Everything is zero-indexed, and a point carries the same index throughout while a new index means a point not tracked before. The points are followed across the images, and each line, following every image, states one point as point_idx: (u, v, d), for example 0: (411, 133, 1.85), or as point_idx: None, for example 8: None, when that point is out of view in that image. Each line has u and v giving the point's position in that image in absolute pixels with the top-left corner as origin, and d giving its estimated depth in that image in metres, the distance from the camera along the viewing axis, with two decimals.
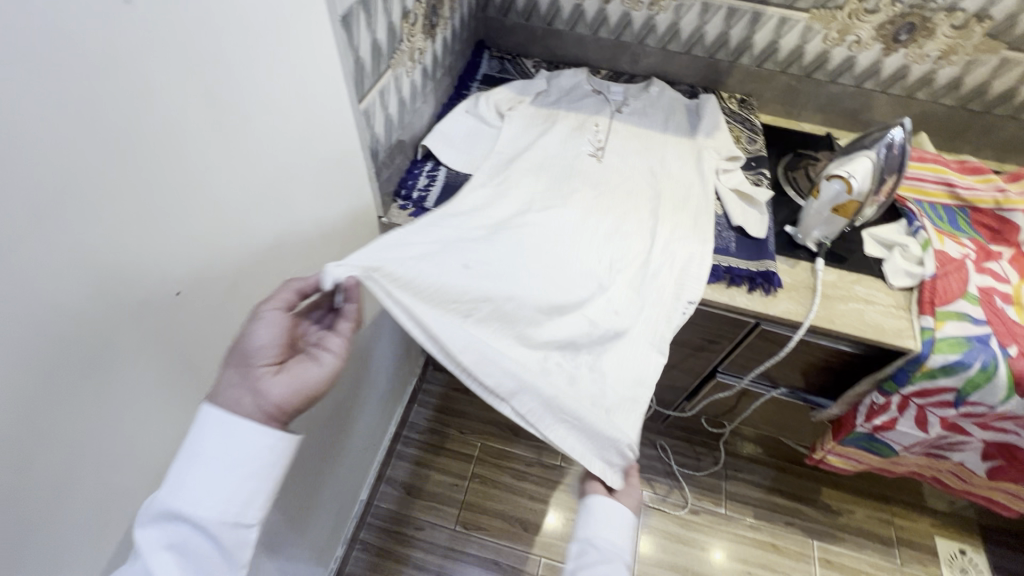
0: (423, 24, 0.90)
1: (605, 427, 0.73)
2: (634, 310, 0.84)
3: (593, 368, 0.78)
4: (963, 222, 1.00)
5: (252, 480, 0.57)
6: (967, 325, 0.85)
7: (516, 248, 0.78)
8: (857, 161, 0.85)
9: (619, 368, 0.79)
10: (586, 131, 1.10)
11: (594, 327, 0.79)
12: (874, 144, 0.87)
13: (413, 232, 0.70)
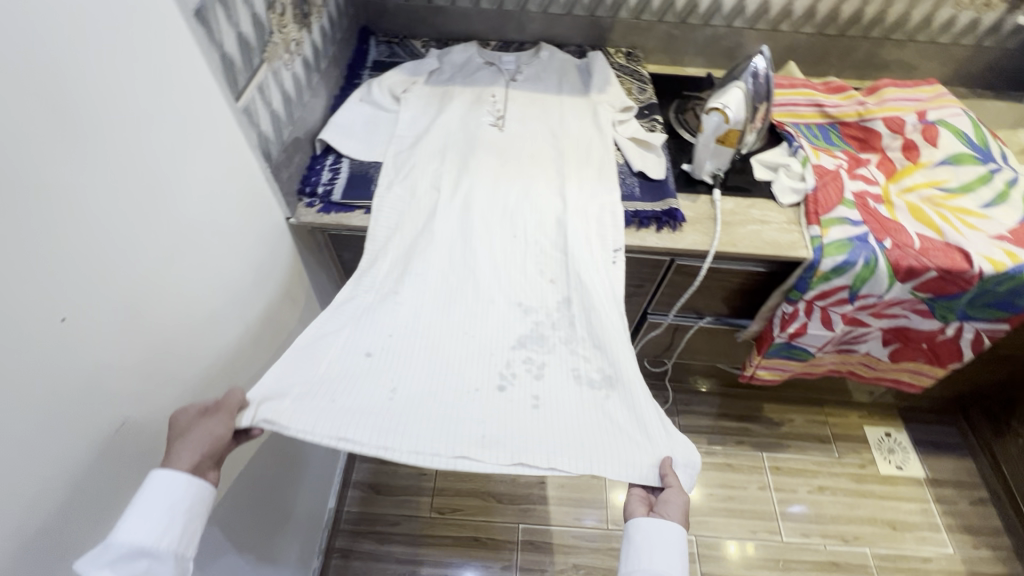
0: (294, 14, 0.88)
1: (609, 413, 0.69)
2: (571, 273, 0.86)
3: (567, 345, 0.77)
4: (834, 137, 1.11)
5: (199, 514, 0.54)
6: (848, 228, 0.94)
7: (430, 303, 0.81)
8: (728, 93, 0.92)
9: (593, 329, 0.78)
10: (484, 103, 1.11)
11: (527, 348, 0.76)
12: (742, 76, 0.94)
13: (320, 335, 0.74)
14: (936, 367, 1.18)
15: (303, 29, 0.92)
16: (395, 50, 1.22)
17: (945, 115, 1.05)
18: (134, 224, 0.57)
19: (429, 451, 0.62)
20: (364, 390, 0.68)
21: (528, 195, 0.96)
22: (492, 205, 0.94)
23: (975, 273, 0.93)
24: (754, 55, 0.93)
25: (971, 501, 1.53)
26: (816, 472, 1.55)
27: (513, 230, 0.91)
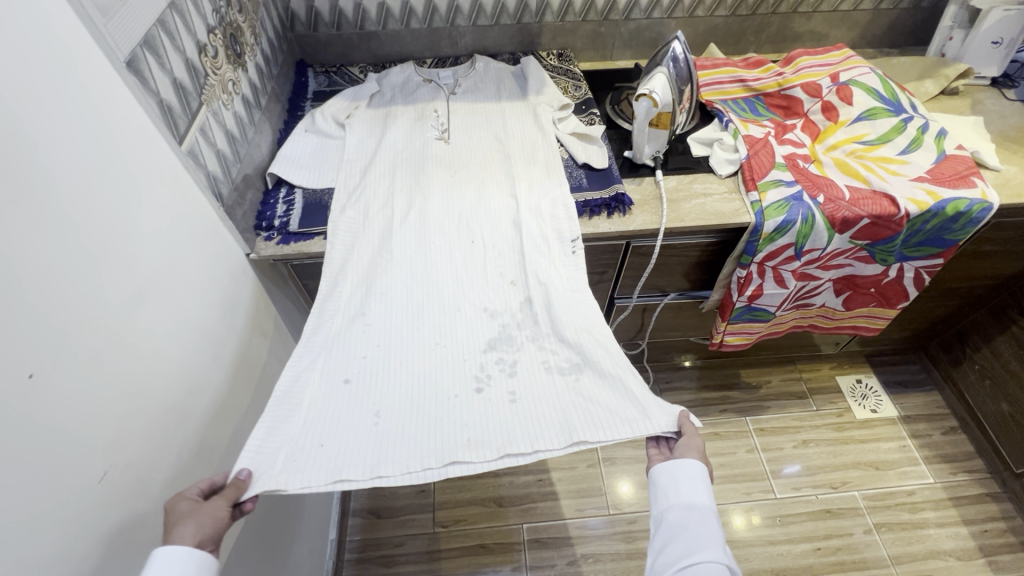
0: (226, 55, 0.89)
1: (584, 393, 0.72)
2: (526, 267, 0.89)
3: (535, 337, 0.80)
4: (760, 108, 1.18)
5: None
6: (783, 189, 1.01)
7: (400, 321, 0.82)
8: (654, 80, 0.97)
9: (556, 316, 0.82)
10: (427, 119, 1.14)
11: (498, 348, 0.79)
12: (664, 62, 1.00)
13: (296, 376, 0.74)
14: (887, 309, 1.25)
15: (238, 68, 0.94)
16: (334, 79, 1.25)
17: (855, 75, 1.13)
18: (93, 274, 0.58)
19: (420, 467, 0.64)
20: (348, 422, 0.69)
21: (479, 202, 0.99)
22: (445, 217, 0.97)
23: (903, 215, 1.01)
24: (670, 42, 0.99)
25: (943, 431, 1.61)
26: (798, 427, 1.62)
27: (468, 236, 0.94)
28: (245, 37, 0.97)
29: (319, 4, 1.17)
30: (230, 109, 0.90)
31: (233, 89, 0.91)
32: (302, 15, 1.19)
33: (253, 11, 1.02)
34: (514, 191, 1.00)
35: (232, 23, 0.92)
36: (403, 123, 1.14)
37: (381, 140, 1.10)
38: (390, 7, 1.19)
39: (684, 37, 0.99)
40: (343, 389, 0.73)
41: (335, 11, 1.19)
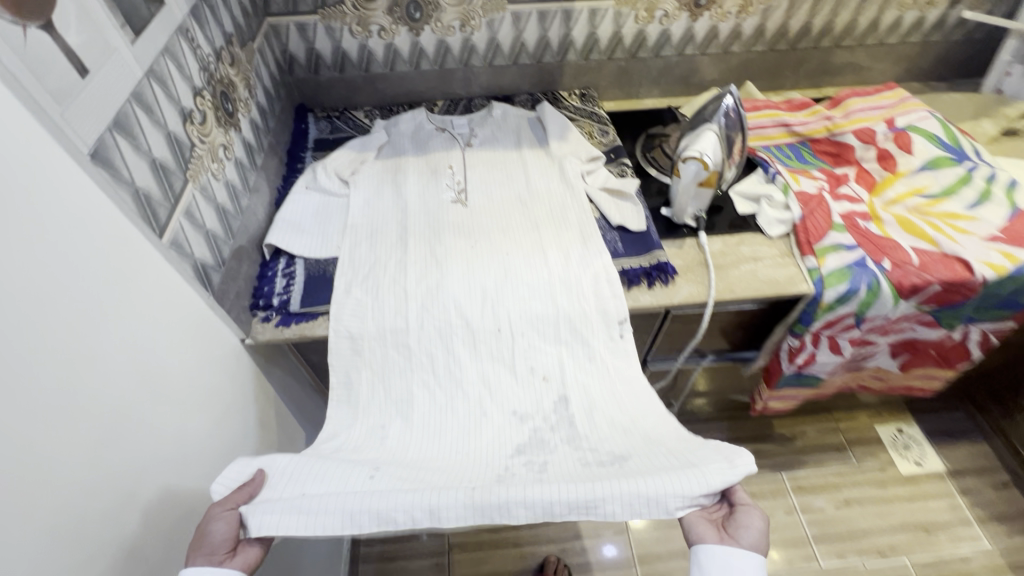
0: (215, 118, 0.78)
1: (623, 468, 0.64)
2: (564, 372, 0.81)
3: (571, 441, 0.73)
4: (807, 156, 1.07)
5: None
6: (844, 254, 0.90)
7: (425, 435, 0.75)
8: (701, 138, 0.87)
9: (592, 425, 0.74)
10: (442, 176, 1.05)
11: (528, 454, 0.71)
12: (714, 117, 0.89)
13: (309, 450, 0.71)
14: (945, 370, 1.14)
15: (231, 131, 0.82)
16: (337, 125, 1.14)
17: (913, 120, 1.02)
18: (54, 423, 0.45)
19: (407, 511, 0.58)
20: (342, 476, 0.64)
21: (506, 270, 0.89)
22: (464, 286, 0.87)
23: (979, 280, 0.90)
24: (723, 96, 0.88)
25: (995, 487, 1.50)
26: (838, 485, 1.50)
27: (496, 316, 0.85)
28: (239, 93, 0.86)
29: (320, 46, 1.06)
30: (223, 179, 0.78)
31: (224, 157, 0.80)
32: (302, 58, 1.08)
33: (248, 62, 0.91)
34: (549, 259, 0.90)
35: (223, 80, 0.81)
36: (414, 181, 1.04)
37: (390, 203, 1.00)
38: (397, 48, 1.08)
39: (737, 90, 0.88)
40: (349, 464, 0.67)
41: (338, 53, 1.08)
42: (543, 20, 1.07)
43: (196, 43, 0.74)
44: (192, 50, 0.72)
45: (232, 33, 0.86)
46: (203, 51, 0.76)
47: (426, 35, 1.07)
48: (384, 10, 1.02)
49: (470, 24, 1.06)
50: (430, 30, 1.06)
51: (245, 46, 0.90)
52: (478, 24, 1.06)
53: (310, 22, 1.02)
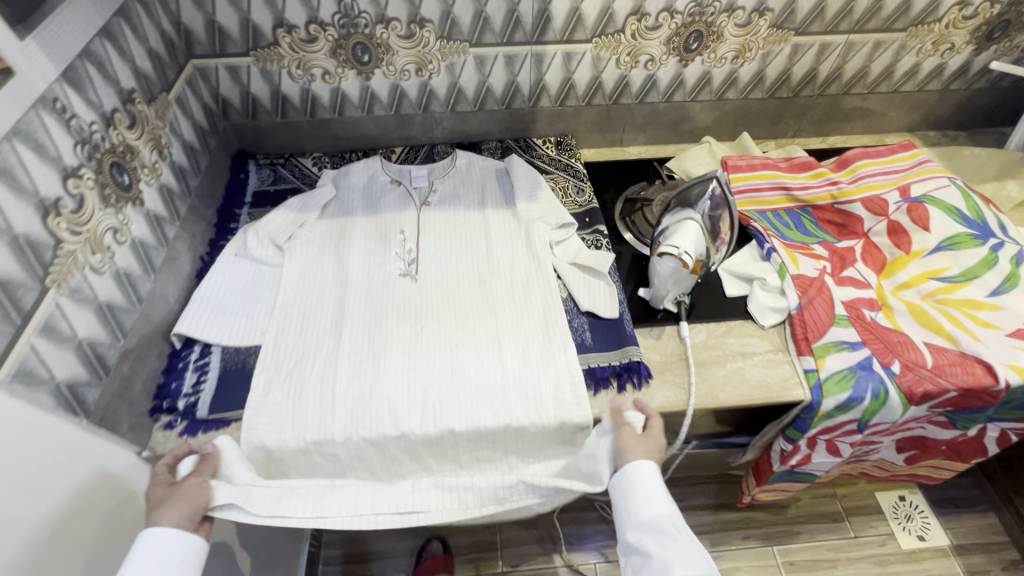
0: (99, 199, 0.65)
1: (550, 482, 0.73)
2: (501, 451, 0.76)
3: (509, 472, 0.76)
4: (807, 225, 0.94)
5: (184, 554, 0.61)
6: (847, 355, 0.78)
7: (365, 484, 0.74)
8: (681, 227, 0.74)
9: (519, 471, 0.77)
10: (391, 242, 0.92)
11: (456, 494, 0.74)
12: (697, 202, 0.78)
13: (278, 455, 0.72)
14: (957, 463, 1.02)
15: (126, 208, 0.70)
16: (280, 174, 1.02)
17: (930, 189, 0.89)
18: None
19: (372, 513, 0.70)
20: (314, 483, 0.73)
21: (453, 362, 0.78)
22: (405, 379, 0.76)
23: (1003, 388, 0.77)
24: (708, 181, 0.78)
25: (1004, 568, 1.37)
26: (834, 561, 1.38)
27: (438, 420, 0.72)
28: (141, 158, 0.73)
29: (257, 90, 0.94)
30: (108, 271, 0.66)
31: (113, 242, 0.67)
32: (236, 102, 0.95)
33: (159, 118, 0.78)
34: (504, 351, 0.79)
35: (114, 149, 0.68)
36: (358, 248, 0.91)
37: (329, 275, 0.87)
38: (345, 92, 0.95)
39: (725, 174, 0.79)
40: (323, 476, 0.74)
41: (277, 97, 0.95)
42: (510, 64, 0.93)
43: (69, 114, 0.61)
44: (61, 124, 0.60)
45: (133, 89, 0.73)
46: (80, 121, 0.63)
47: (377, 79, 0.93)
48: (327, 53, 0.89)
49: (427, 69, 0.93)
50: (381, 73, 0.93)
51: (155, 99, 0.77)
52: (436, 69, 0.93)
53: (242, 64, 0.89)
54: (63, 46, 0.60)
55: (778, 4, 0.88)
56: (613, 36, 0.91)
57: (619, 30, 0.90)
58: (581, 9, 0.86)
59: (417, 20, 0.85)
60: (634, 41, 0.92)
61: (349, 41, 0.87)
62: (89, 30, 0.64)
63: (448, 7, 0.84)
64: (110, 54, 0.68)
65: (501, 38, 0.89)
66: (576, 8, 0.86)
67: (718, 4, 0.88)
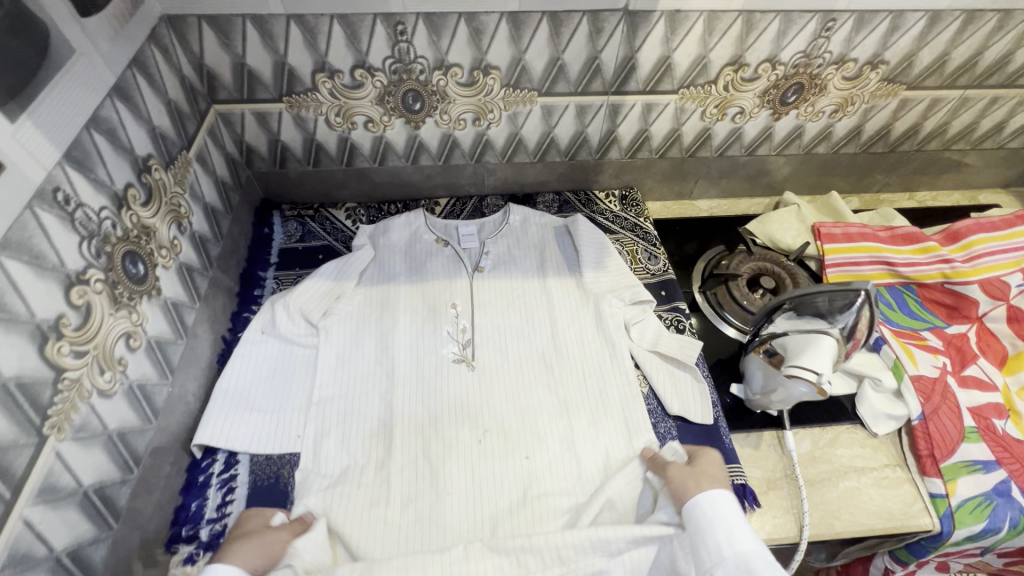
0: (109, 302, 0.53)
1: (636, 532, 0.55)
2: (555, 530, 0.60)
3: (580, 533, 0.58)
4: (912, 305, 0.83)
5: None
6: (983, 478, 0.65)
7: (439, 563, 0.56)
8: (816, 353, 0.58)
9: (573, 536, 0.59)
10: (442, 318, 0.80)
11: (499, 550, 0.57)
12: (840, 312, 0.59)
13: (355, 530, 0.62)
14: None
15: (140, 305, 0.57)
16: (309, 228, 0.89)
17: None
18: None
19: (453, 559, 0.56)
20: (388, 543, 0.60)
21: (524, 463, 0.67)
22: (466, 488, 0.65)
23: None
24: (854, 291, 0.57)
25: None
26: None
27: (508, 530, 0.61)
28: (157, 238, 0.61)
29: (288, 138, 0.81)
30: (120, 390, 0.53)
31: (125, 352, 0.54)
32: (263, 150, 0.82)
33: (177, 184, 0.65)
34: (580, 450, 0.68)
35: (126, 236, 0.56)
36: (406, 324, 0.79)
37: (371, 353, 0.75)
38: (389, 141, 0.83)
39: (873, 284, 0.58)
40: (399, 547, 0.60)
41: (311, 146, 0.82)
42: (581, 115, 0.81)
43: (73, 204, 0.48)
44: (63, 220, 0.47)
45: (149, 155, 0.60)
46: (86, 210, 0.50)
47: (428, 128, 0.81)
48: (373, 100, 0.76)
49: (486, 118, 0.80)
50: (433, 122, 0.80)
51: (173, 162, 0.65)
52: (496, 118, 0.81)
53: (273, 110, 0.76)
54: (66, 118, 0.48)
55: (894, 56, 0.77)
56: (703, 87, 0.79)
57: (712, 81, 0.78)
58: (673, 57, 0.74)
59: (482, 67, 0.73)
60: (725, 92, 0.80)
61: (400, 88, 0.75)
62: (98, 91, 0.52)
63: (519, 52, 0.72)
64: (123, 117, 0.56)
65: (576, 87, 0.77)
66: (666, 56, 0.74)
67: (828, 56, 0.76)
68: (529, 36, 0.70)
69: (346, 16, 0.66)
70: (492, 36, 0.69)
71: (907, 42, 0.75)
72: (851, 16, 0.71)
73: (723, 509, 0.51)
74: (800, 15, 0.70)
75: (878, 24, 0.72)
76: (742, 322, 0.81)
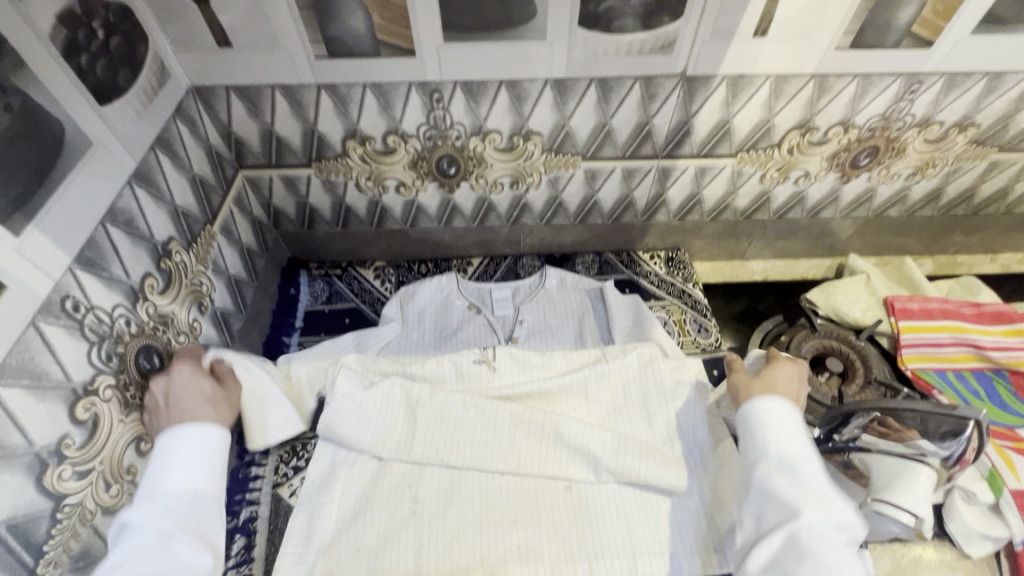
0: (120, 408, 0.49)
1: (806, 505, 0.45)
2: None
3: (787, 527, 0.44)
4: (1006, 396, 0.72)
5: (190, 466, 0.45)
6: None
7: (434, 430, 0.67)
8: (919, 492, 0.52)
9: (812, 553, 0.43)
10: (472, 526, 0.63)
11: None
12: (942, 440, 0.54)
13: (356, 426, 0.66)
14: None
15: None
16: (337, 288, 0.85)
17: None
18: None
19: (449, 434, 0.67)
20: (374, 418, 0.67)
21: (499, 443, 0.67)
22: (464, 398, 0.69)
23: None
24: (963, 420, 0.53)
25: None
26: None
27: (526, 426, 0.68)
28: (175, 325, 0.57)
29: (316, 201, 0.77)
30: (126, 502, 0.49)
31: (134, 459, 0.50)
32: (291, 212, 0.79)
33: (199, 261, 0.62)
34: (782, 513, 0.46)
35: (143, 331, 0.52)
36: (476, 408, 0.68)
37: (402, 470, 0.67)
38: (422, 205, 0.78)
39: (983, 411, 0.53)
40: (398, 416, 0.68)
41: (340, 209, 0.79)
42: (628, 178, 0.75)
43: (83, 310, 0.45)
44: (71, 330, 0.43)
45: (169, 238, 0.56)
46: (98, 312, 0.47)
47: (462, 192, 0.76)
48: (406, 165, 0.71)
49: (524, 182, 0.75)
50: (468, 186, 0.76)
51: (195, 240, 0.61)
52: (536, 182, 0.75)
53: (302, 175, 0.73)
54: (82, 215, 0.44)
55: (987, 119, 0.68)
56: (764, 151, 0.72)
57: (775, 145, 0.71)
58: (733, 121, 0.67)
59: (522, 133, 0.68)
60: (789, 156, 0.73)
61: (435, 153, 0.70)
62: (117, 180, 0.49)
63: (563, 118, 0.66)
64: (142, 203, 0.52)
65: (623, 152, 0.71)
66: (726, 120, 0.67)
67: (910, 119, 0.68)
68: (576, 102, 0.64)
69: (380, 84, 0.61)
70: (535, 103, 0.64)
71: (1003, 104, 0.66)
72: (940, 78, 0.63)
73: (772, 420, 0.51)
74: (881, 77, 0.63)
75: (971, 85, 0.64)
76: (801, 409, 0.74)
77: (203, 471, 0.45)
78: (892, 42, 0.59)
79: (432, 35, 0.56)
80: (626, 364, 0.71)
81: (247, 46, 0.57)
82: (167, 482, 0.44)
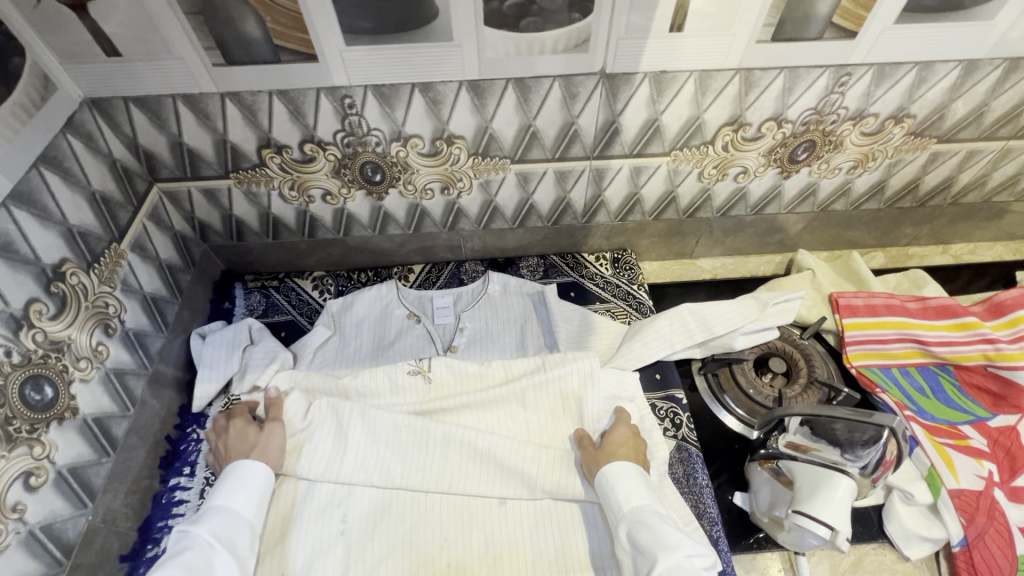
0: None
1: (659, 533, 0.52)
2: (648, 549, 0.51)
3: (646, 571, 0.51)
4: (950, 391, 0.71)
5: (242, 498, 0.58)
6: None
7: (364, 447, 0.65)
8: (834, 502, 0.51)
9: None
10: (403, 545, 0.61)
11: None
12: (861, 447, 0.53)
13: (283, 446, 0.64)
14: None
15: (45, 435, 0.51)
16: (273, 301, 0.82)
17: None
18: None
19: (380, 451, 0.65)
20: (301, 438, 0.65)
21: (431, 458, 0.65)
22: (395, 414, 0.67)
23: None
24: (879, 427, 0.52)
25: None
26: None
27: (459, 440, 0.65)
28: (73, 350, 0.55)
29: (241, 213, 0.75)
30: (12, 541, 0.47)
31: (22, 494, 0.48)
32: (217, 225, 0.76)
33: (104, 282, 0.59)
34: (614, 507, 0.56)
35: (28, 360, 0.50)
36: (407, 423, 0.66)
37: (331, 490, 0.64)
38: (352, 213, 0.76)
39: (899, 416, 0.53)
40: (327, 433, 0.65)
41: (267, 220, 0.76)
42: (562, 180, 0.73)
43: None
44: None
45: (62, 259, 0.54)
46: None
47: (392, 199, 0.74)
48: (328, 173, 0.69)
49: (455, 187, 0.73)
50: (397, 193, 0.73)
51: (97, 260, 0.58)
52: (467, 186, 0.73)
53: (221, 186, 0.70)
54: None
55: (922, 109, 0.67)
56: (698, 148, 0.69)
57: (708, 141, 0.68)
58: (662, 119, 0.65)
59: (444, 137, 0.65)
60: (725, 153, 0.71)
61: (357, 160, 0.68)
62: None
63: (485, 121, 0.64)
64: (23, 225, 0.50)
65: (552, 153, 0.68)
66: (654, 118, 0.65)
67: (843, 112, 0.66)
68: (495, 104, 0.62)
69: (286, 91, 0.59)
70: (453, 106, 0.62)
71: (936, 94, 0.64)
72: (869, 69, 0.61)
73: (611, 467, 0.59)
74: (808, 70, 0.61)
75: (901, 76, 0.62)
76: (745, 412, 0.72)
77: (245, 491, 0.58)
78: (815, 33, 0.56)
79: (332, 38, 0.54)
80: (562, 371, 0.69)
81: (138, 55, 0.55)
82: (223, 513, 0.56)
